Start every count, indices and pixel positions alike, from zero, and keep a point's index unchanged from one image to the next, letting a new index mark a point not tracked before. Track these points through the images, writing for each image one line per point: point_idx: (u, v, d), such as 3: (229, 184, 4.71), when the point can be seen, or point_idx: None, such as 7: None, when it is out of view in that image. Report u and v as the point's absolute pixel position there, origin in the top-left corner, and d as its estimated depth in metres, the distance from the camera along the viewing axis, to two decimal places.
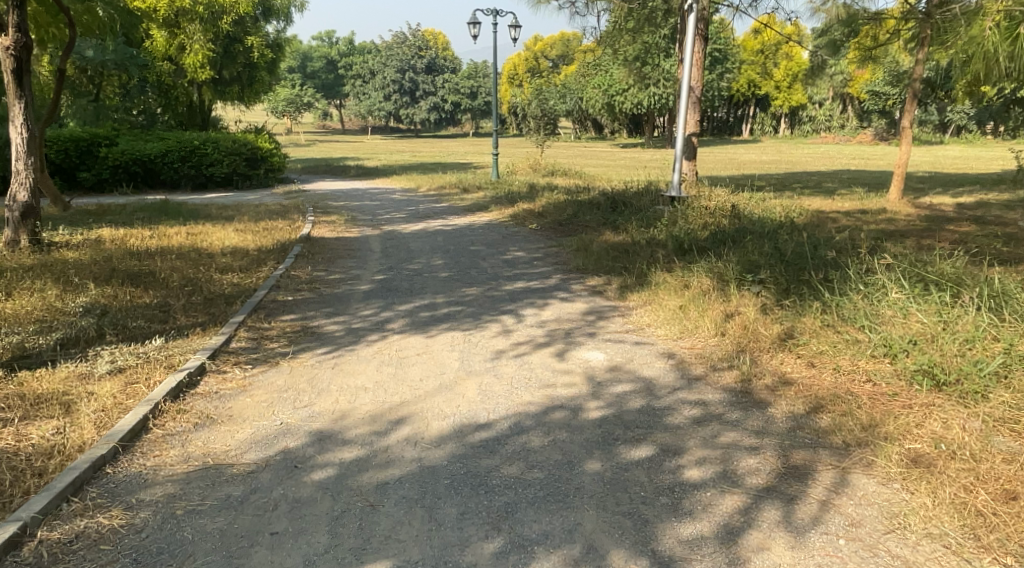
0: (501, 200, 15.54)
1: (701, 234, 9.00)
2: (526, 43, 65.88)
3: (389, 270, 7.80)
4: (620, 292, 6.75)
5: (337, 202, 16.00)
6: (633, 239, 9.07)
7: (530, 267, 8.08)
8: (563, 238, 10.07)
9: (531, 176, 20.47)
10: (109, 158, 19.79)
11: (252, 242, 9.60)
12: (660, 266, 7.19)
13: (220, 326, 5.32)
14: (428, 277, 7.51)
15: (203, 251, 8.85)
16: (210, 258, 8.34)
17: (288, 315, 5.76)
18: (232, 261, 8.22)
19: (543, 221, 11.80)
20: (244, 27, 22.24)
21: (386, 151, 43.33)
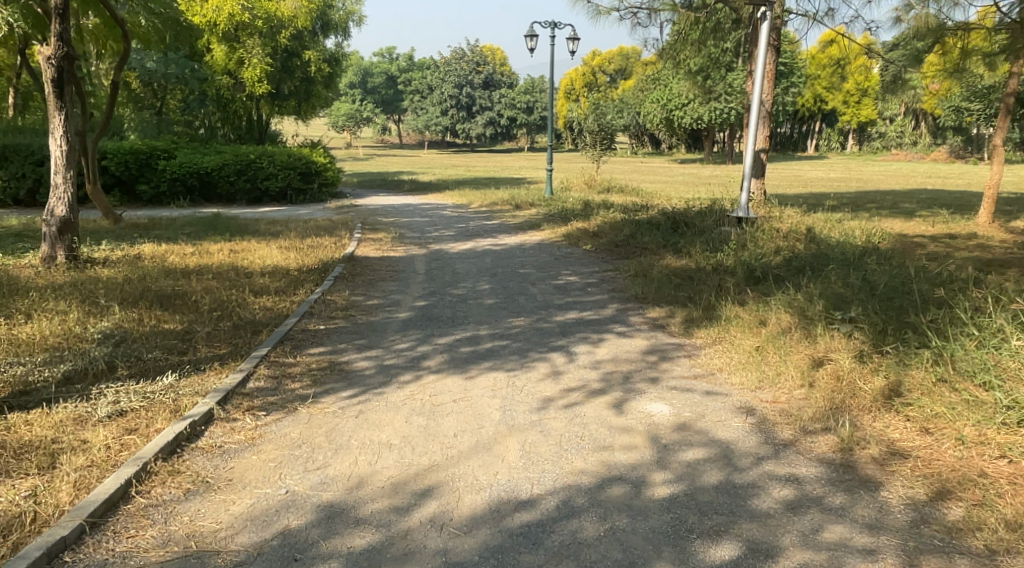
0: (555, 217, 14.92)
1: (773, 259, 8.25)
2: (585, 58, 65.36)
3: (432, 295, 7.26)
4: (684, 326, 6.07)
5: (388, 217, 15.63)
6: (697, 264, 8.37)
7: (584, 295, 7.43)
8: (620, 261, 9.39)
9: (587, 192, 19.85)
10: (167, 171, 19.80)
11: (293, 261, 9.14)
12: (730, 298, 6.48)
13: (240, 362, 4.86)
14: (473, 304, 6.94)
15: (242, 271, 8.41)
16: (246, 280, 7.89)
17: (317, 348, 5.24)
18: (269, 282, 7.75)
19: (598, 242, 11.13)
20: (303, 42, 21.90)
21: (442, 166, 43.17)
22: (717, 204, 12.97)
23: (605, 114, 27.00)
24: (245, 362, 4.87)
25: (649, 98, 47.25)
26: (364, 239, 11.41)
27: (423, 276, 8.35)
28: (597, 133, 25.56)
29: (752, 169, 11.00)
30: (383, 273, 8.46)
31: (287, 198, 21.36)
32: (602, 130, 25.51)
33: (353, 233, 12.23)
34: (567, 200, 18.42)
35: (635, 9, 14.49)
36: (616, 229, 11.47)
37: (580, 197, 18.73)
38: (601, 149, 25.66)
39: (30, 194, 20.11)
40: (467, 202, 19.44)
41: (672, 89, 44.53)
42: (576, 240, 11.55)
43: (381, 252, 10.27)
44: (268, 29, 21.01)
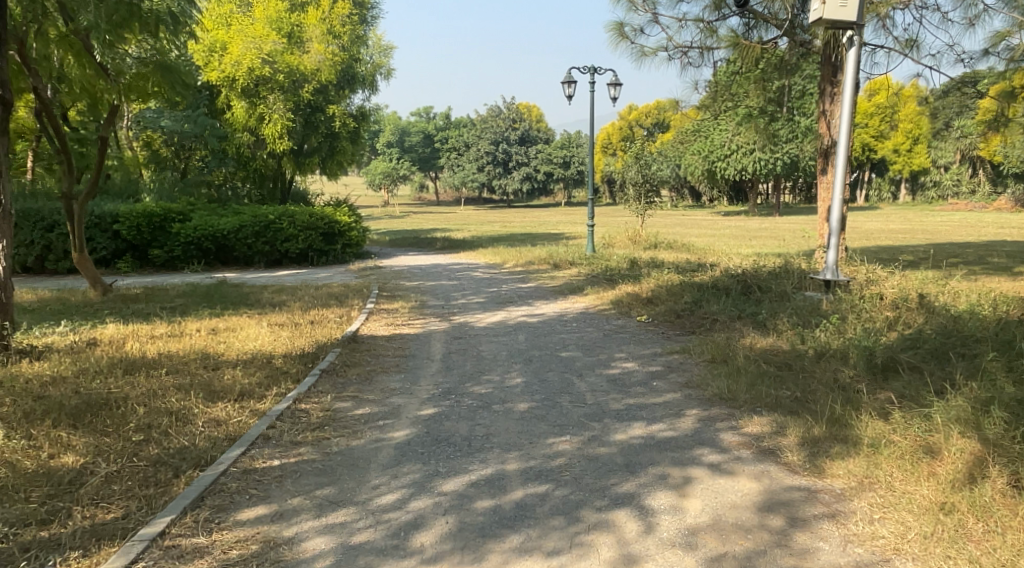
0: (598, 279, 13.09)
1: (888, 338, 6.46)
2: (621, 113, 64.32)
3: (447, 393, 5.58)
4: (798, 447, 4.31)
5: (411, 282, 14.01)
6: (789, 344, 6.59)
7: (648, 390, 5.64)
8: (685, 337, 7.57)
9: (632, 249, 18.08)
10: (181, 235, 18.41)
11: (283, 346, 7.36)
12: (856, 402, 4.73)
13: (110, 556, 3.39)
14: (501, 407, 5.25)
15: (212, 361, 6.68)
16: (213, 375, 6.16)
17: (247, 524, 3.65)
18: (239, 378, 6.01)
19: (654, 308, 9.30)
20: (327, 96, 20.01)
21: (478, 223, 41.60)
22: (792, 262, 11.05)
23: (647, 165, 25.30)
24: (119, 554, 3.39)
25: (690, 149, 45.62)
26: (377, 311, 9.73)
27: (439, 362, 6.62)
28: (640, 185, 23.90)
29: (841, 220, 9.15)
30: (389, 358, 6.75)
31: (309, 260, 19.57)
32: (645, 182, 23.81)
33: (366, 302, 10.54)
34: (610, 258, 16.60)
35: (685, 47, 12.78)
36: (674, 291, 9.62)
37: (624, 254, 16.92)
38: (645, 204, 23.93)
39: (38, 261, 18.99)
40: (501, 261, 17.78)
41: (714, 140, 42.86)
42: (627, 305, 9.71)
43: (391, 327, 8.54)
44: (290, 84, 19.21)
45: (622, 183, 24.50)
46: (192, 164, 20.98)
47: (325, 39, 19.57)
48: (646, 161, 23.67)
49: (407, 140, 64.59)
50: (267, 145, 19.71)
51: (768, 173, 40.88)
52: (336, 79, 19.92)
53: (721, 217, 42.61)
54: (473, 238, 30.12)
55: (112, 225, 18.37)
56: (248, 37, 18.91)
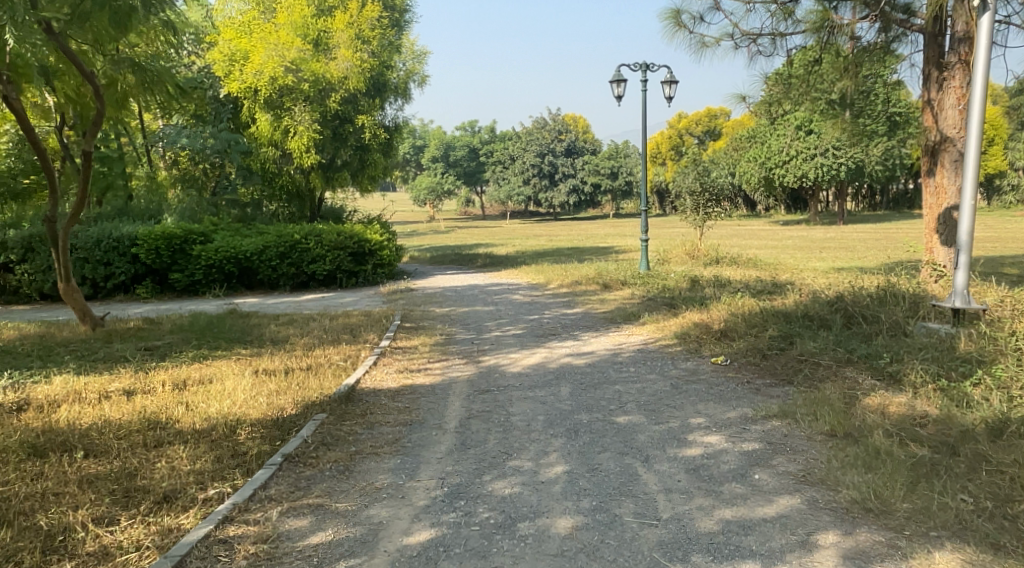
0: (655, 304, 11.31)
1: None
2: (672, 121, 62.15)
3: (473, 482, 4.35)
4: None
5: (442, 307, 12.53)
6: (922, 407, 5.08)
7: (747, 505, 4.10)
8: (773, 383, 6.06)
9: (692, 265, 16.26)
10: (202, 257, 16.98)
11: (263, 406, 5.86)
12: None
13: None
14: (552, 512, 4.08)
15: (163, 428, 5.36)
16: (153, 449, 4.88)
17: None
18: (181, 459, 4.63)
19: (729, 343, 7.57)
20: (356, 105, 18.10)
21: (525, 238, 39.83)
22: (898, 278, 9.09)
23: (705, 172, 23.21)
24: None
25: (746, 156, 43.25)
26: (393, 349, 8.12)
27: (455, 432, 5.05)
28: (698, 194, 21.87)
29: (973, 233, 7.16)
30: (388, 426, 5.19)
31: (337, 283, 17.88)
32: (703, 191, 21.80)
33: (383, 336, 8.96)
34: (667, 276, 14.77)
35: (754, 35, 10.88)
36: (754, 321, 7.81)
37: (682, 272, 15.06)
38: (704, 215, 21.81)
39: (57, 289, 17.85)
40: (545, 281, 16.07)
41: (772, 146, 40.49)
42: (694, 339, 8.00)
43: (401, 372, 6.93)
44: (316, 95, 17.51)
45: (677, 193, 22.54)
46: (217, 182, 19.48)
47: (353, 45, 17.62)
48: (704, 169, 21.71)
49: (451, 154, 63.22)
50: (294, 160, 17.92)
51: (831, 179, 38.40)
52: (366, 86, 17.98)
53: (781, 227, 40.09)
54: (516, 253, 28.38)
55: (130, 248, 17.14)
56: (270, 43, 17.25)
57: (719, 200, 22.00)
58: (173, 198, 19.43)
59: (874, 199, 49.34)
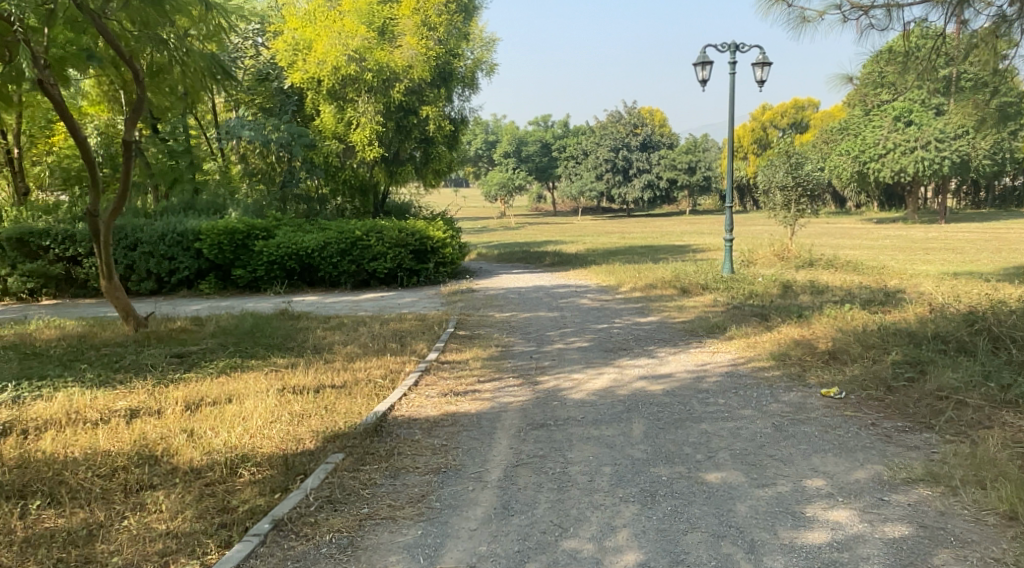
0: (740, 314, 10.03)
1: None
2: (756, 114, 60.02)
3: None
4: None
5: (504, 311, 11.57)
6: None
7: None
8: (904, 426, 5.02)
9: (779, 268, 14.88)
10: (264, 253, 16.33)
11: (281, 431, 5.05)
12: None
13: None
14: None
15: (155, 459, 4.59)
16: (136, 492, 4.22)
17: None
18: (159, 512, 4.02)
19: (838, 371, 6.35)
20: (421, 95, 17.14)
21: (596, 235, 38.48)
22: None
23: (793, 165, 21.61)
24: None
25: (838, 149, 42.49)
26: (443, 363, 7.20)
27: (495, 488, 4.32)
28: (789, 189, 20.15)
29: None
30: (416, 474, 4.48)
31: (399, 282, 17.06)
32: (796, 185, 20.01)
33: (431, 348, 8.02)
34: (753, 281, 13.39)
35: (865, 7, 9.45)
36: (871, 343, 6.59)
37: (771, 276, 13.69)
38: (795, 212, 20.22)
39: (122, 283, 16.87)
40: (618, 282, 14.93)
41: (867, 139, 39.80)
42: (793, 363, 6.76)
43: (445, 394, 6.03)
44: (379, 85, 16.56)
45: (765, 188, 20.91)
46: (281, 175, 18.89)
47: (419, 31, 16.75)
48: (797, 160, 19.89)
49: (524, 149, 62.19)
50: (358, 154, 17.08)
51: (932, 174, 37.40)
52: (432, 76, 17.05)
53: (873, 226, 37.75)
54: (587, 251, 27.20)
55: (194, 243, 16.60)
56: (333, 31, 16.42)
57: (812, 196, 20.28)
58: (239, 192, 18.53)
59: (976, 196, 46.26)
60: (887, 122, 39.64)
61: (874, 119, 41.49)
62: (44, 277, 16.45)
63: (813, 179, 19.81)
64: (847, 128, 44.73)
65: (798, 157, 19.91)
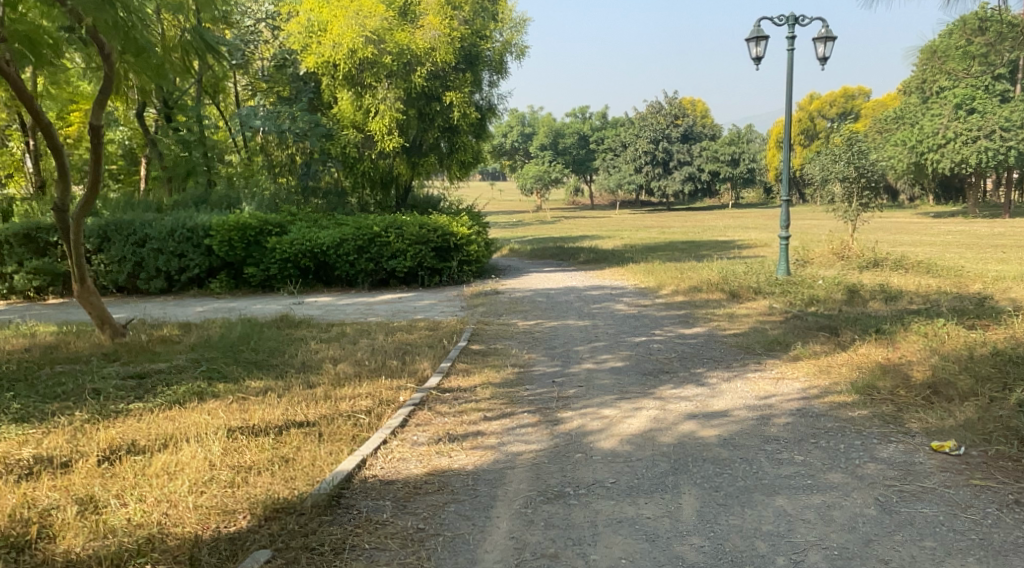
0: (802, 328, 8.57)
1: None
2: (802, 104, 58.07)
3: None
4: None
5: (532, 318, 10.32)
6: None
7: None
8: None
9: (839, 271, 13.43)
10: (277, 251, 15.06)
11: (210, 496, 4.10)
12: None
13: None
14: None
15: (20, 548, 3.75)
16: None
17: None
18: None
19: (940, 416, 5.03)
20: (445, 80, 15.86)
21: (635, 229, 36.92)
22: None
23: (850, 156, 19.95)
24: None
25: (893, 140, 40.85)
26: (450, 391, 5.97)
27: None
28: (851, 181, 18.22)
29: None
30: None
31: (419, 282, 15.80)
32: (858, 176, 18.06)
33: (437, 368, 6.80)
34: (812, 287, 11.85)
35: None
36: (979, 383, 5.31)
37: (832, 281, 12.29)
38: (858, 206, 18.31)
39: (130, 281, 15.68)
40: (658, 284, 13.53)
41: (924, 129, 38.25)
42: (883, 403, 5.41)
43: (436, 437, 4.95)
44: (399, 70, 15.27)
45: (823, 180, 19.00)
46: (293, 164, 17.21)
47: (443, 11, 15.42)
48: (861, 150, 17.92)
49: (561, 141, 60.58)
50: (377, 144, 15.78)
51: (996, 165, 35.66)
52: (457, 59, 15.77)
53: (929, 221, 35.59)
54: (624, 248, 25.65)
55: (204, 239, 15.30)
56: (349, 9, 15.14)
57: (876, 188, 18.38)
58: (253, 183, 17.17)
59: None
60: (947, 109, 37.58)
61: (932, 108, 39.57)
62: (50, 275, 15.20)
63: (878, 169, 17.84)
64: (904, 116, 43.07)
65: (862, 146, 17.94)
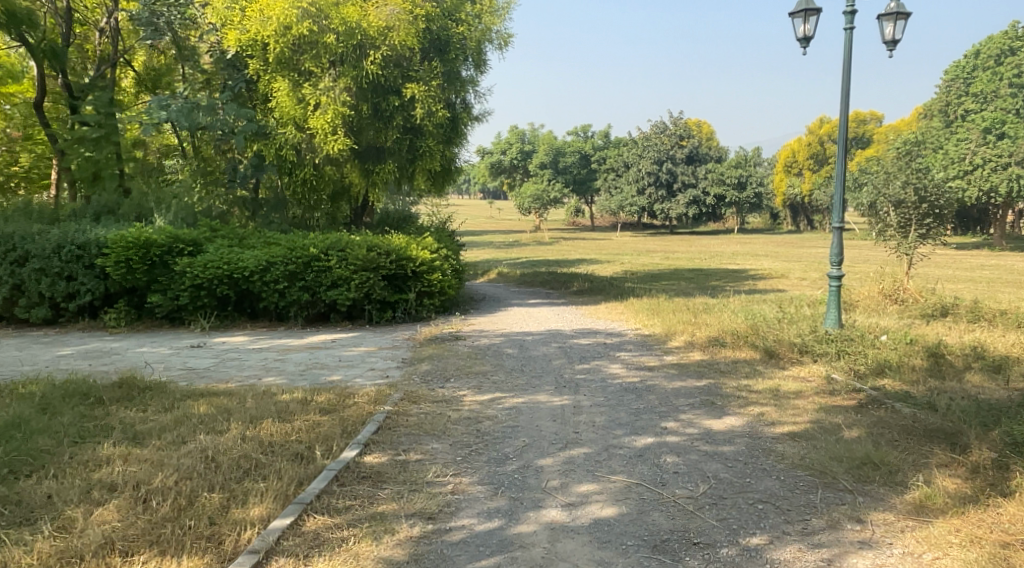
0: (901, 434, 5.49)
1: None
2: (811, 126, 55.54)
3: None
4: None
5: (494, 381, 7.45)
6: None
7: None
8: None
9: (898, 322, 10.51)
10: (186, 275, 11.85)
11: None
12: None
13: None
14: None
15: None
16: None
17: None
18: None
19: None
20: (405, 69, 12.73)
21: (638, 253, 33.78)
22: None
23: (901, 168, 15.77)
24: None
25: None
26: None
27: None
28: (908, 207, 14.24)
29: None
30: None
31: (367, 318, 12.43)
32: (918, 200, 14.07)
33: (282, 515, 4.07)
34: (878, 351, 8.57)
35: None
36: None
37: (898, 336, 9.32)
38: (918, 236, 14.28)
39: (10, 307, 12.56)
40: (665, 333, 10.47)
41: (948, 154, 35.46)
42: None
43: None
44: (349, 53, 12.20)
45: (870, 202, 14.93)
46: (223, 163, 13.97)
47: None
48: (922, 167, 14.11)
49: (562, 159, 57.06)
50: (321, 148, 12.59)
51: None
52: (421, 41, 12.66)
53: (956, 254, 32.57)
54: (623, 276, 22.32)
55: (96, 259, 12.12)
56: None
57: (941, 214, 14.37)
58: (174, 187, 13.97)
59: None
60: (975, 133, 35.04)
61: (955, 133, 36.82)
62: None
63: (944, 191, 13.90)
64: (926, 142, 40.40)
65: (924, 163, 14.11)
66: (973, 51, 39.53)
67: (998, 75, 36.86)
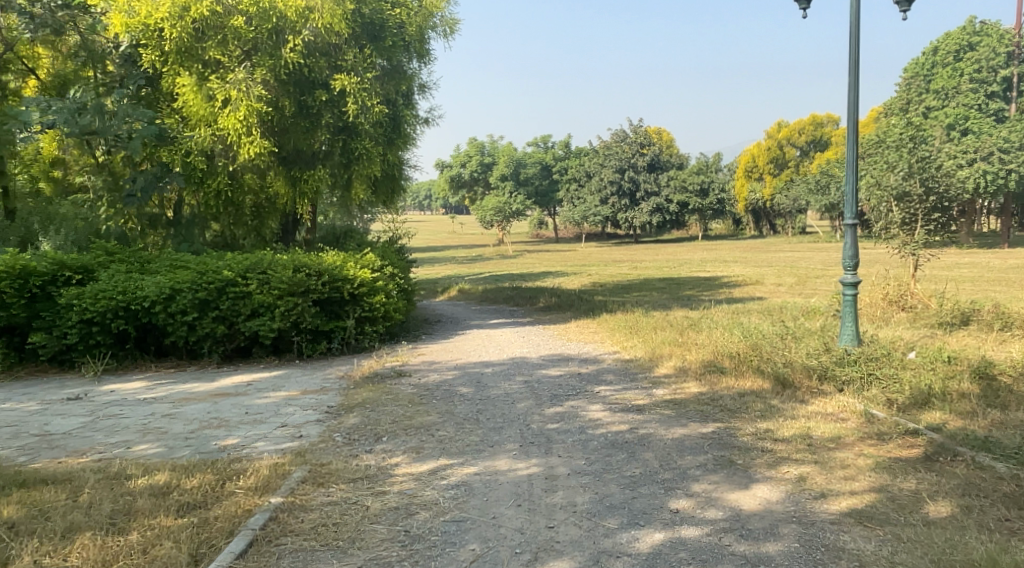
0: (1010, 509, 3.95)
1: None
2: (770, 131, 55.02)
3: None
4: None
5: (440, 436, 5.67)
6: None
7: None
8: None
9: (918, 334, 8.94)
10: (73, 308, 9.86)
11: None
12: None
13: None
14: None
15: None
16: None
17: None
18: None
19: None
20: (334, 60, 10.99)
21: (606, 264, 32.21)
22: None
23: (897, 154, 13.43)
24: None
25: None
26: None
27: None
28: (913, 201, 11.94)
29: None
30: None
31: (296, 353, 10.51)
32: (924, 194, 11.77)
33: None
34: (916, 373, 6.89)
35: None
36: None
37: (930, 351, 7.69)
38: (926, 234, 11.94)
39: None
40: (650, 357, 8.75)
41: None
42: None
43: None
44: (263, 40, 10.54)
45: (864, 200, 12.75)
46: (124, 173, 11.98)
47: None
48: (927, 154, 11.84)
49: (522, 171, 55.37)
50: (236, 152, 10.74)
51: (994, 192, 31.93)
52: (350, 26, 10.93)
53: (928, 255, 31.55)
54: (592, 289, 20.63)
55: None
56: None
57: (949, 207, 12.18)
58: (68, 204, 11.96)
59: None
60: (938, 129, 34.11)
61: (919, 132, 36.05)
62: None
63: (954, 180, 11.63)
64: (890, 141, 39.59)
65: (927, 149, 11.87)
66: (932, 48, 38.90)
67: (958, 70, 36.06)
